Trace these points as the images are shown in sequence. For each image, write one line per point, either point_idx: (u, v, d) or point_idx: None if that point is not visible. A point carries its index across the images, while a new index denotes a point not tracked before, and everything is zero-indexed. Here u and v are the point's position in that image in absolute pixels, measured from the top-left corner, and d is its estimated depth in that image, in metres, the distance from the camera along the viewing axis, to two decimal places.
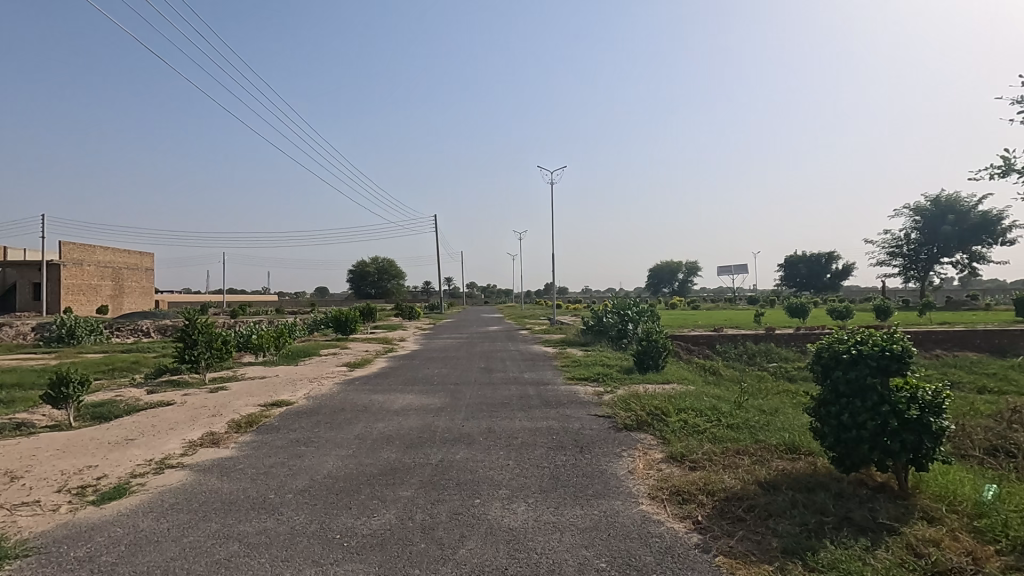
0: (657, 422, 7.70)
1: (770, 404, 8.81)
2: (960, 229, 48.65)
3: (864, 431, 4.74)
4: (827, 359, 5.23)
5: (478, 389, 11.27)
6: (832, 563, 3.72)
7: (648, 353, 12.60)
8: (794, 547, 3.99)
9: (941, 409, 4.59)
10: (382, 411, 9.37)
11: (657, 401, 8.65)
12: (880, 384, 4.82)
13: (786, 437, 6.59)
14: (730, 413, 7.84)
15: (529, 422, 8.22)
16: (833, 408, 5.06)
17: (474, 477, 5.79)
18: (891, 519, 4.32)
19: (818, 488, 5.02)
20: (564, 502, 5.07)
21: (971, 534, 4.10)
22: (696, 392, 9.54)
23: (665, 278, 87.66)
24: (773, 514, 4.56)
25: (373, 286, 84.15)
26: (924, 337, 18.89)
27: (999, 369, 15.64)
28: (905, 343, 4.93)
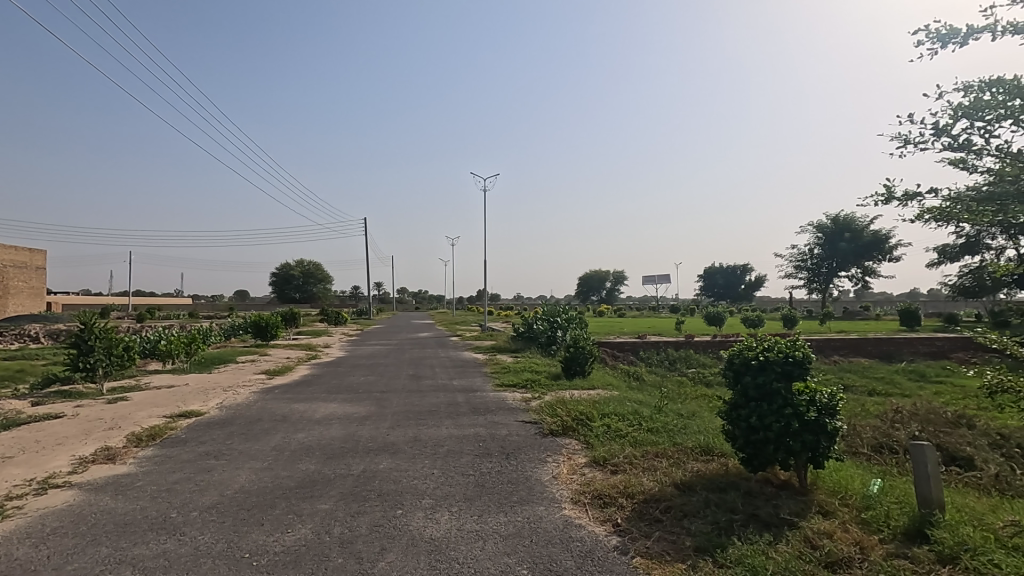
0: (582, 427, 7.86)
1: (687, 407, 9.27)
2: (856, 246, 53.43)
3: (771, 432, 5.09)
4: (738, 364, 5.53)
5: (405, 397, 11.02)
6: (739, 558, 3.93)
7: (575, 360, 12.84)
8: (706, 545, 4.18)
9: (836, 411, 5.00)
10: (303, 421, 8.96)
11: (582, 406, 8.83)
12: (783, 388, 5.19)
13: (700, 440, 6.92)
14: (650, 417, 8.15)
15: (456, 430, 8.13)
16: (743, 411, 5.38)
17: (397, 487, 5.66)
18: (792, 514, 4.63)
19: (729, 488, 5.30)
20: (488, 509, 5.06)
21: (859, 525, 4.46)
22: (619, 398, 9.82)
23: (594, 284, 89.58)
24: (688, 514, 4.77)
25: (298, 290, 80.73)
26: (824, 345, 20.50)
27: (886, 373, 17.23)
28: (805, 350, 5.34)
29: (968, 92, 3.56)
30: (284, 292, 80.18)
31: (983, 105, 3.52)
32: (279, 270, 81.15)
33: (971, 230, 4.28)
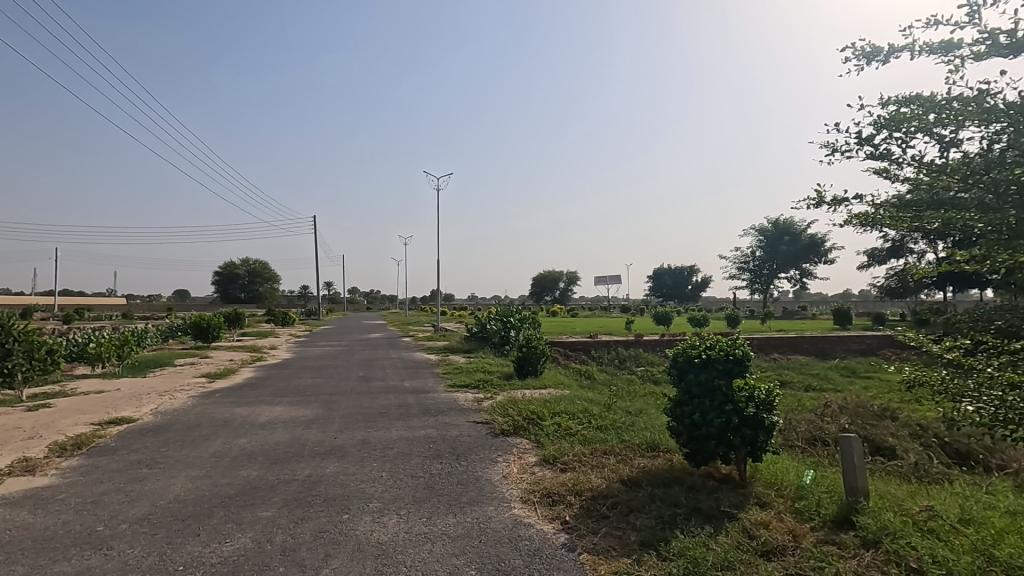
0: (533, 426, 7.91)
1: (636, 405, 9.48)
2: (794, 249, 56.16)
3: (712, 428, 5.28)
4: (682, 362, 5.70)
5: (354, 399, 10.78)
6: (682, 551, 4.06)
7: (528, 360, 12.92)
8: (650, 539, 4.29)
9: (773, 406, 5.24)
10: (245, 426, 8.62)
11: (533, 406, 8.88)
12: (725, 385, 5.39)
13: (647, 436, 7.10)
14: (599, 415, 8.29)
15: (406, 432, 8.01)
16: (686, 408, 5.55)
17: (344, 492, 5.53)
18: (732, 506, 4.82)
19: (674, 482, 5.46)
20: (437, 511, 5.01)
21: (793, 515, 4.69)
22: (570, 396, 9.94)
23: (548, 284, 90.42)
24: (634, 509, 4.88)
25: (243, 289, 77.66)
26: (764, 343, 21.44)
27: (821, 370, 18.19)
28: (745, 348, 5.57)
29: (888, 105, 3.77)
30: (228, 292, 76.99)
31: (902, 118, 3.73)
32: (222, 269, 77.82)
33: (896, 235, 4.53)
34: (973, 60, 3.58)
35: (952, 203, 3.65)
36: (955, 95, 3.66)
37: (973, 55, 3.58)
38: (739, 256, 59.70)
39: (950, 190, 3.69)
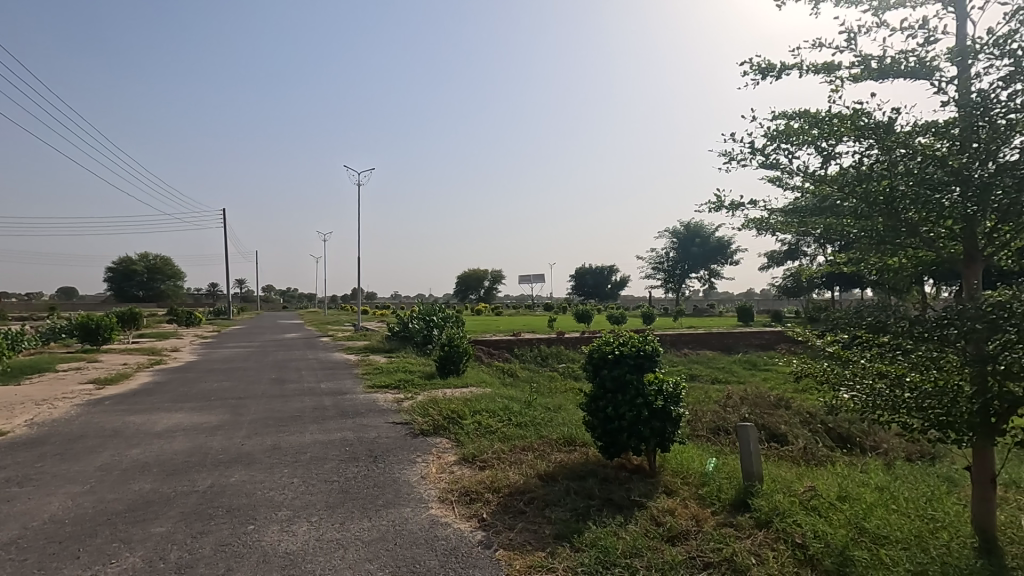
0: (453, 425, 7.87)
1: (555, 401, 9.69)
2: (704, 251, 59.73)
3: (624, 421, 5.50)
4: (597, 358, 5.90)
5: (265, 403, 10.22)
6: (594, 541, 4.19)
7: (450, 359, 12.84)
8: (564, 531, 4.39)
9: (679, 399, 5.55)
10: (139, 435, 7.93)
11: (454, 404, 8.84)
12: (636, 379, 5.63)
13: (564, 431, 7.28)
14: (519, 412, 8.40)
15: (320, 435, 7.71)
16: (601, 402, 5.75)
17: (250, 501, 5.22)
18: (642, 495, 5.05)
19: (588, 475, 5.63)
20: (351, 516, 4.86)
21: (696, 500, 4.98)
22: (491, 394, 9.99)
23: (473, 283, 90.40)
24: (550, 503, 4.98)
25: (141, 287, 71.45)
26: (676, 340, 22.65)
27: (726, 363, 19.48)
28: (655, 344, 5.84)
29: (779, 119, 4.10)
30: (123, 290, 70.49)
31: (790, 131, 4.07)
32: (117, 265, 71.17)
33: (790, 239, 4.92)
34: (850, 81, 3.98)
35: (832, 209, 4.02)
36: (835, 113, 4.04)
37: (850, 77, 3.97)
38: (655, 257, 62.64)
39: (831, 199, 4.07)
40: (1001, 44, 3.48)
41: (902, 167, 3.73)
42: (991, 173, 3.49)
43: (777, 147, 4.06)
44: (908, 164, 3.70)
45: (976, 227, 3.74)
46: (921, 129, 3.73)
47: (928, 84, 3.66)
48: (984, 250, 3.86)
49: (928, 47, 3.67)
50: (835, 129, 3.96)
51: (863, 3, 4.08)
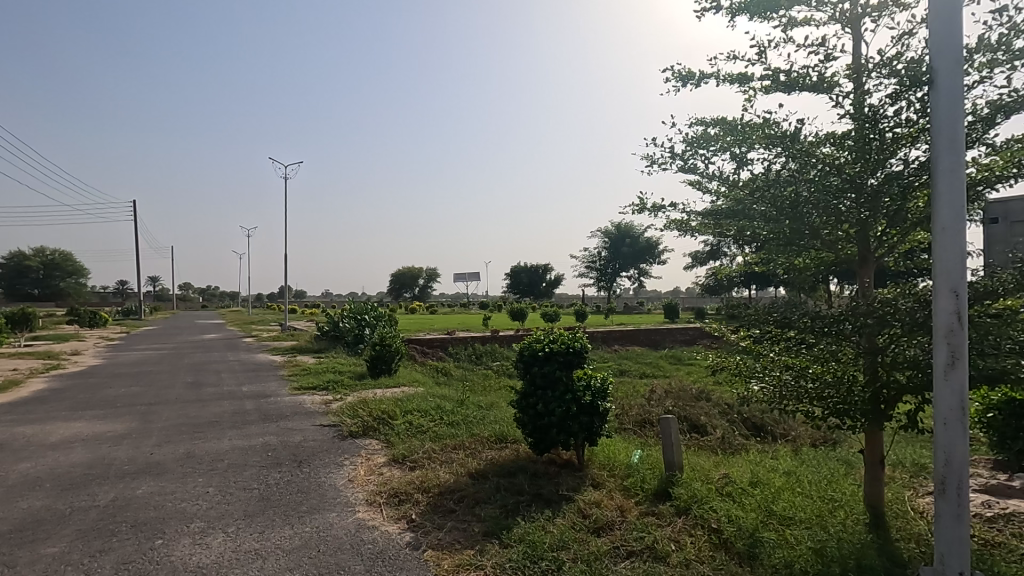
0: (383, 426, 7.71)
1: (487, 399, 9.71)
2: (634, 251, 61.84)
3: (554, 416, 5.60)
4: (528, 356, 5.97)
5: (179, 409, 9.58)
6: (523, 536, 4.23)
7: (381, 358, 12.57)
8: (493, 528, 4.41)
9: (606, 393, 5.71)
10: (30, 448, 7.20)
11: (384, 405, 8.66)
12: (565, 375, 5.75)
13: (496, 429, 7.31)
14: (451, 410, 8.35)
15: (240, 441, 7.32)
16: (531, 399, 5.82)
17: (159, 514, 4.88)
18: (570, 489, 5.15)
19: (519, 471, 5.69)
20: (272, 524, 4.65)
21: (622, 491, 5.15)
22: (423, 394, 9.87)
23: (407, 282, 88.89)
24: (480, 501, 4.98)
25: (36, 285, 64.96)
26: (607, 337, 23.31)
27: (653, 359, 20.27)
28: (583, 340, 5.98)
29: (697, 126, 4.31)
30: (15, 288, 63.77)
31: (707, 137, 4.30)
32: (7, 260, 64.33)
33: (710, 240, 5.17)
34: (761, 92, 4.25)
35: (746, 212, 4.27)
36: (748, 122, 4.30)
37: (761, 88, 4.24)
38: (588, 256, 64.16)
39: (743, 203, 4.33)
40: (889, 65, 3.83)
41: (805, 174, 4.03)
42: (881, 181, 3.84)
43: (695, 152, 4.28)
44: (810, 172, 4.01)
45: (869, 231, 4.09)
46: (822, 139, 4.04)
47: (828, 98, 3.98)
48: (875, 251, 4.22)
49: (828, 64, 3.99)
50: (747, 136, 4.22)
51: (773, 20, 4.37)
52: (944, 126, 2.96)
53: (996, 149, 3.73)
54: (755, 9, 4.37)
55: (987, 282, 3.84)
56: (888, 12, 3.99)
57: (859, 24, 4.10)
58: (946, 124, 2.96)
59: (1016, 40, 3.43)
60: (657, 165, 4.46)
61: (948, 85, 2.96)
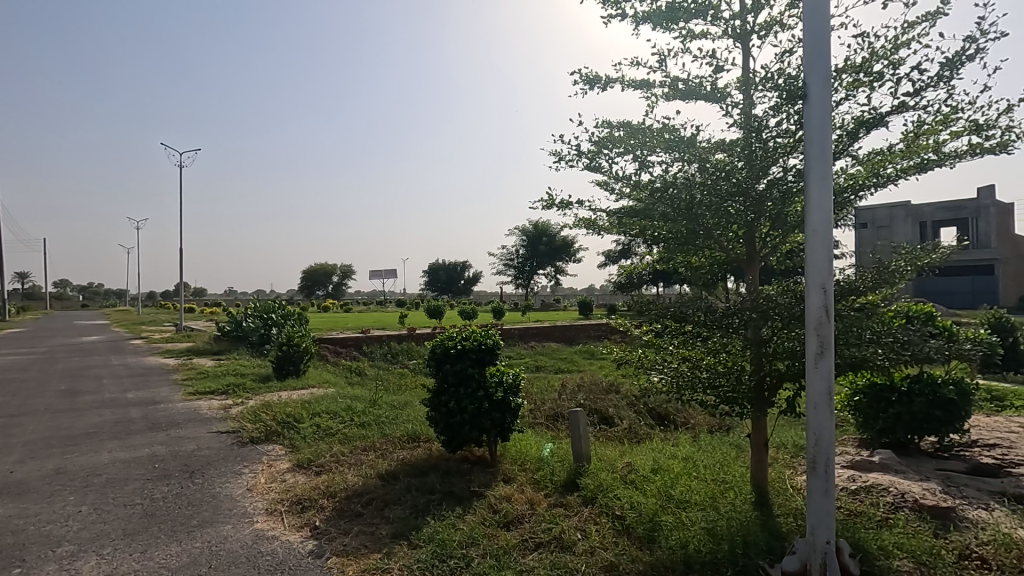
0: (288, 430, 7.33)
1: (401, 398, 9.52)
2: (552, 249, 63.18)
3: (466, 413, 5.59)
4: (439, 354, 5.91)
5: (50, 420, 8.56)
6: (432, 535, 4.18)
7: (288, 359, 11.95)
8: (402, 529, 4.32)
9: (518, 390, 5.80)
10: None
11: (290, 408, 8.24)
12: (477, 373, 5.76)
13: (408, 428, 7.17)
14: (362, 411, 8.10)
15: (123, 453, 6.66)
16: (443, 397, 5.77)
17: (19, 540, 4.32)
18: (481, 485, 5.17)
19: (430, 470, 5.62)
20: (156, 542, 4.27)
21: (532, 485, 5.24)
22: (334, 395, 9.50)
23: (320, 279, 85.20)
24: (389, 503, 4.87)
25: None
26: (524, 333, 23.66)
27: (568, 354, 20.84)
28: (495, 337, 6.02)
29: (603, 127, 4.45)
30: None
31: (612, 139, 4.46)
32: None
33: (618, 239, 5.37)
34: (661, 99, 4.47)
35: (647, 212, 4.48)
36: (650, 126, 4.50)
37: (662, 95, 4.46)
38: (507, 254, 64.74)
39: (645, 203, 4.54)
40: (772, 79, 4.16)
41: (700, 178, 4.29)
42: (765, 187, 4.16)
43: (600, 153, 4.43)
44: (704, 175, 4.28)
45: (755, 232, 4.43)
46: (715, 146, 4.31)
47: (720, 107, 4.26)
48: (761, 251, 4.58)
49: (719, 76, 4.27)
50: (649, 140, 4.41)
51: (674, 31, 4.60)
52: (815, 137, 3.26)
53: (859, 161, 4.17)
54: (657, 19, 4.57)
55: (851, 279, 4.28)
56: (772, 31, 4.34)
57: (748, 40, 4.42)
58: (817, 135, 3.26)
59: (875, 64, 3.85)
60: (565, 163, 4.56)
61: (819, 99, 3.26)
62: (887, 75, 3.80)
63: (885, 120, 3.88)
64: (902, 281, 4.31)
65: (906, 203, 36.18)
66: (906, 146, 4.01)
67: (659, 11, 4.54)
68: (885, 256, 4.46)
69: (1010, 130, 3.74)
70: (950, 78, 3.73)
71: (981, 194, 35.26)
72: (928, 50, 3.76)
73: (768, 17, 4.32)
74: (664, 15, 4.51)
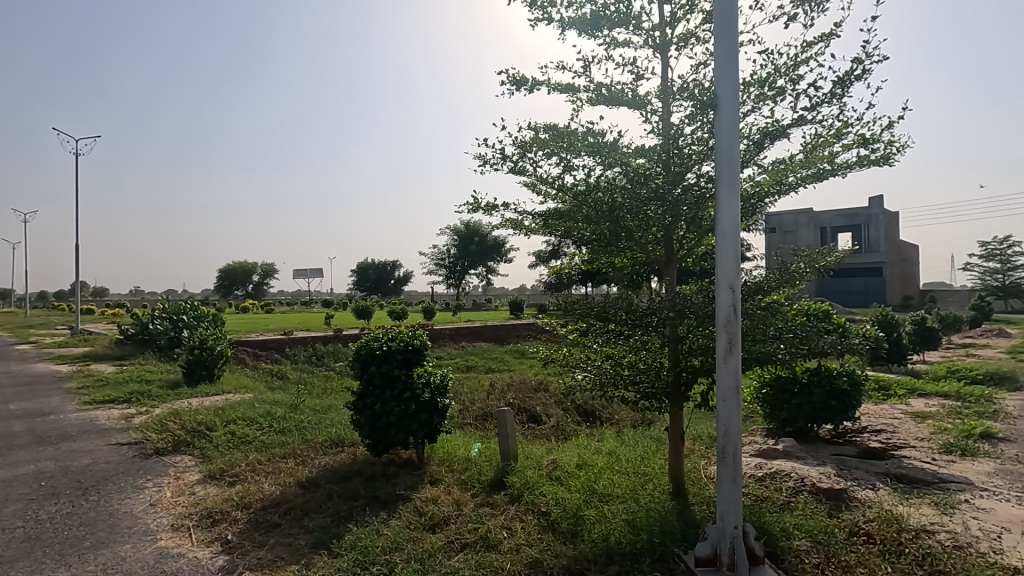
0: (199, 439, 6.87)
1: (324, 402, 9.19)
2: (483, 249, 63.21)
3: (392, 416, 5.48)
4: (365, 355, 5.75)
5: None
6: (354, 542, 4.06)
7: (200, 364, 11.21)
8: (322, 539, 4.16)
9: (445, 390, 5.75)
10: None
11: (202, 415, 7.72)
12: (404, 374, 5.66)
13: (331, 432, 6.93)
14: (281, 416, 7.73)
15: (2, 471, 5.98)
16: (368, 399, 5.62)
17: None
18: (407, 489, 5.07)
19: (354, 475, 5.45)
20: (40, 569, 3.85)
21: (459, 485, 5.21)
22: (251, 400, 9.01)
23: (239, 279, 80.59)
24: (309, 511, 4.67)
25: None
26: (455, 333, 23.52)
27: (499, 354, 20.93)
28: (422, 338, 5.93)
29: (528, 130, 4.50)
30: None
31: (538, 141, 4.53)
32: None
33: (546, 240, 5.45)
34: (585, 103, 4.59)
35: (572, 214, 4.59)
36: (574, 130, 4.60)
37: (586, 100, 4.57)
38: (438, 253, 64.08)
39: (570, 206, 4.64)
40: (688, 89, 4.37)
41: (621, 182, 4.43)
42: (681, 192, 4.36)
43: (526, 155, 4.48)
44: (624, 179, 4.42)
45: (673, 234, 4.63)
46: (636, 151, 4.47)
47: (641, 114, 4.42)
48: (678, 253, 4.79)
49: (639, 83, 4.44)
50: (573, 144, 4.51)
51: (598, 38, 4.73)
52: (725, 145, 3.45)
53: (765, 169, 4.46)
54: (581, 26, 4.68)
55: (758, 280, 4.58)
56: (689, 43, 4.56)
57: (667, 50, 4.62)
58: (726, 143, 3.46)
59: (778, 79, 4.13)
60: (490, 165, 4.57)
61: (728, 110, 3.46)
62: (789, 90, 4.09)
63: (787, 132, 4.18)
64: (802, 281, 4.65)
65: (809, 210, 39.27)
66: (805, 157, 4.34)
67: (584, 18, 4.65)
68: (788, 258, 4.81)
69: (891, 144, 4.13)
70: (842, 95, 4.07)
71: (872, 204, 38.88)
72: (824, 68, 4.08)
73: (685, 30, 4.53)
74: (589, 22, 4.62)
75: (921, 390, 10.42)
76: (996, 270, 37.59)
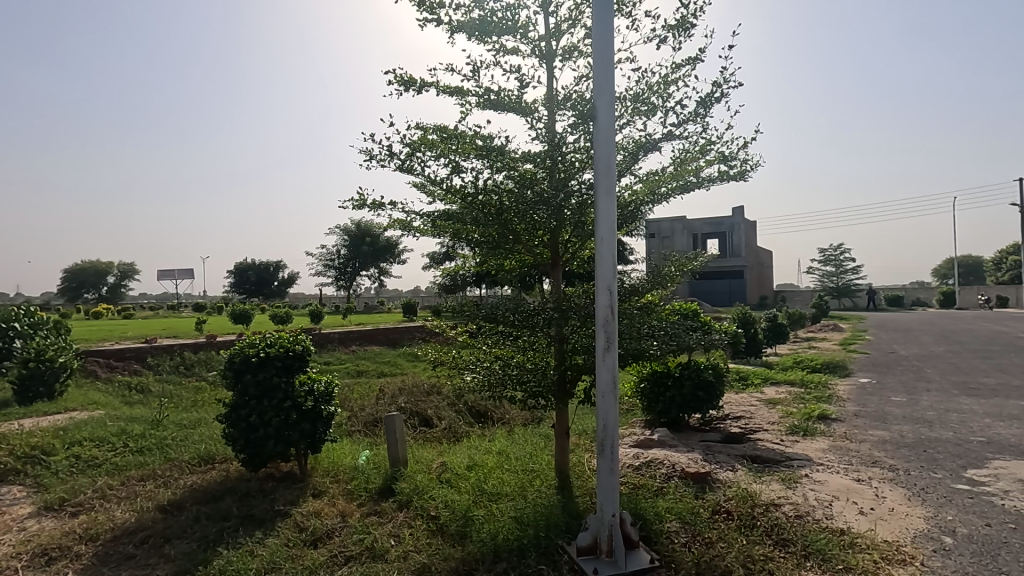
0: (33, 466, 5.95)
1: (192, 416, 8.38)
2: (375, 250, 61.38)
3: (270, 427, 5.13)
4: (239, 363, 5.31)
5: None
6: (224, 567, 3.75)
7: (36, 379, 9.70)
8: (187, 566, 3.79)
9: (330, 397, 5.51)
10: None
11: (36, 438, 6.68)
12: (283, 382, 5.32)
13: (200, 449, 6.33)
14: (139, 434, 6.92)
15: None
16: (243, 411, 5.22)
17: None
18: (287, 503, 4.77)
19: (225, 494, 5.02)
20: None
21: (345, 496, 5.00)
22: (102, 418, 7.96)
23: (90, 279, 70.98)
24: (171, 537, 4.23)
25: None
26: (344, 337, 22.56)
27: (391, 357, 20.41)
28: (305, 344, 5.61)
29: (416, 130, 4.45)
30: None
31: (427, 142, 4.49)
32: None
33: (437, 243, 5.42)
34: (474, 107, 4.63)
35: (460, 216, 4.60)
36: (463, 133, 4.63)
37: (474, 104, 4.61)
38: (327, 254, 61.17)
39: (460, 208, 4.66)
40: (570, 100, 4.57)
41: (508, 187, 4.53)
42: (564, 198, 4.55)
43: (414, 155, 4.42)
44: (512, 183, 4.52)
45: (558, 238, 4.81)
46: (523, 156, 4.59)
47: (527, 121, 4.55)
48: (563, 256, 4.98)
49: (525, 91, 4.56)
50: (462, 147, 4.53)
51: (488, 43, 4.79)
52: (602, 155, 3.65)
53: (640, 180, 4.79)
54: (470, 30, 4.73)
55: (635, 282, 4.90)
56: (572, 56, 4.77)
57: (552, 60, 4.79)
58: (604, 153, 3.65)
59: (651, 96, 4.45)
60: (377, 162, 4.47)
61: (605, 121, 3.67)
62: (659, 107, 4.42)
63: (658, 146, 4.51)
64: (672, 283, 5.05)
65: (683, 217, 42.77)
66: (674, 169, 4.72)
67: (473, 21, 4.69)
68: (660, 262, 5.19)
69: (745, 161, 4.62)
70: (704, 114, 4.48)
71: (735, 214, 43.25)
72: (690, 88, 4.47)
73: (569, 42, 4.74)
74: (478, 26, 4.67)
75: (773, 379, 11.77)
76: (832, 271, 43.42)
